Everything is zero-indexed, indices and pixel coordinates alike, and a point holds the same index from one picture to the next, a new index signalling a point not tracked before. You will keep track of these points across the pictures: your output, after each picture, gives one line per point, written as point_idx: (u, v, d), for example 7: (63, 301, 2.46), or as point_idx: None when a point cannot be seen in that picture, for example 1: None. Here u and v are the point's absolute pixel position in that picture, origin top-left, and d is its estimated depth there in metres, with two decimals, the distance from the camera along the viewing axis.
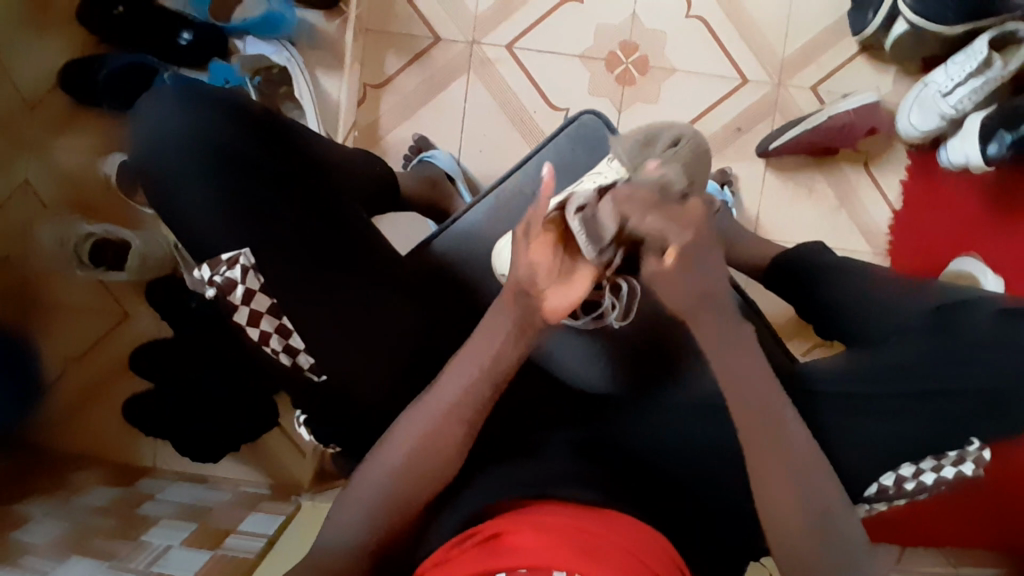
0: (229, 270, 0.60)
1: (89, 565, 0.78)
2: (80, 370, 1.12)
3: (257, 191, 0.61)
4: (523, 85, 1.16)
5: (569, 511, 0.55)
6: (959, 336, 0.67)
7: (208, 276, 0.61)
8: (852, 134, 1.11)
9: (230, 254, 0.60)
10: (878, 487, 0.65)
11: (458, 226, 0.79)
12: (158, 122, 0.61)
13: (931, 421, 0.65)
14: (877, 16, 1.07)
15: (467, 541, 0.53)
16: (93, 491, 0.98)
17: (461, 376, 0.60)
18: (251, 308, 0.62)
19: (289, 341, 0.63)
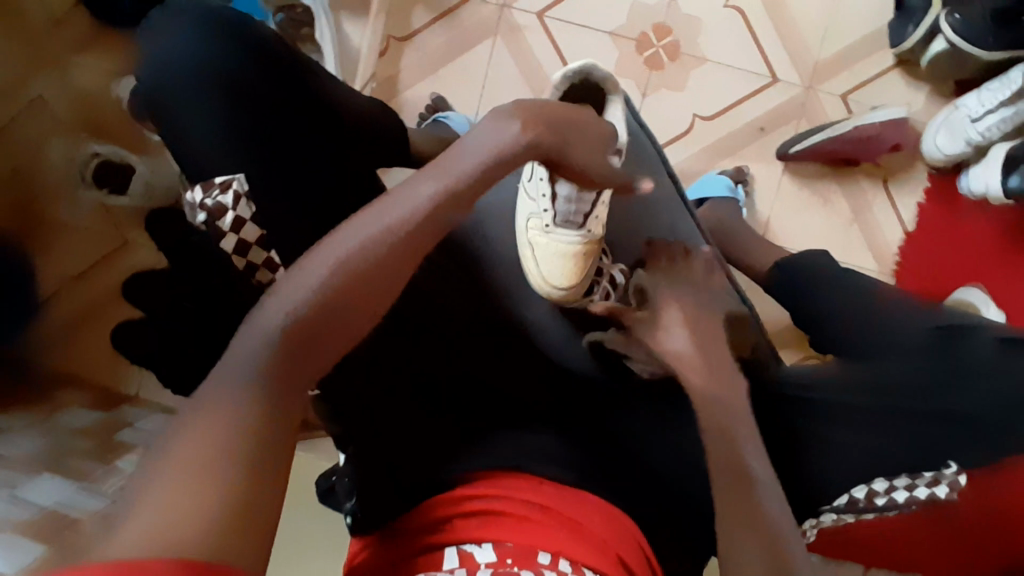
0: (221, 194, 0.60)
1: (60, 485, 0.81)
2: (74, 292, 1.12)
3: (261, 122, 0.61)
4: (549, 57, 1.13)
5: (544, 489, 0.57)
6: (954, 362, 0.66)
7: (199, 200, 0.61)
8: (874, 148, 1.09)
9: (224, 178, 0.60)
10: (848, 498, 0.66)
11: None
12: (176, 43, 0.59)
13: (913, 439, 0.65)
14: (917, 30, 1.05)
15: (447, 505, 0.55)
16: (75, 412, 0.99)
17: (358, 234, 0.47)
18: (240, 236, 0.62)
19: (275, 275, 0.63)
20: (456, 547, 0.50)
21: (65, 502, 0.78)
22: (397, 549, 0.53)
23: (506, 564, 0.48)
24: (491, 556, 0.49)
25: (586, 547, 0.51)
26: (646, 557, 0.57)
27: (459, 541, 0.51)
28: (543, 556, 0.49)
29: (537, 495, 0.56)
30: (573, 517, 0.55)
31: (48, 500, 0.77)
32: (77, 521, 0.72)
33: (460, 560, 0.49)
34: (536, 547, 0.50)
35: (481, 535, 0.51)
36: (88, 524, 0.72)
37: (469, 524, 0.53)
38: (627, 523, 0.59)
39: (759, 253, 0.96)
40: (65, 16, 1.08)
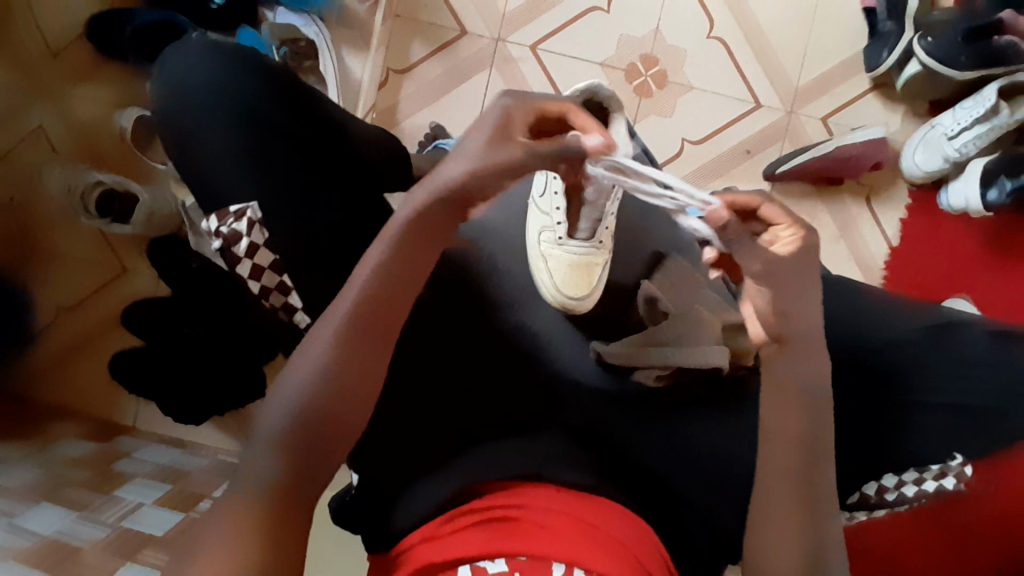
0: (235, 222, 0.63)
1: (58, 514, 0.79)
2: (68, 325, 1.11)
3: (266, 144, 0.64)
4: (543, 85, 1.18)
5: (561, 497, 0.57)
6: (950, 356, 0.68)
7: (214, 228, 0.63)
8: (858, 167, 1.13)
9: (238, 207, 0.63)
10: (859, 494, 0.69)
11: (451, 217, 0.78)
12: (186, 76, 0.64)
13: (916, 435, 0.67)
14: (891, 54, 1.12)
15: (463, 518, 0.55)
16: (70, 443, 0.97)
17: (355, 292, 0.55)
18: (254, 262, 0.64)
19: (288, 298, 0.65)
20: (468, 564, 0.51)
21: (65, 531, 0.75)
22: (412, 563, 0.54)
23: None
24: (501, 569, 0.49)
25: (603, 556, 0.51)
26: (667, 561, 0.57)
27: (473, 555, 0.51)
28: (557, 568, 0.49)
29: (553, 505, 0.56)
30: (592, 523, 0.55)
31: (48, 529, 0.75)
32: (78, 551, 0.71)
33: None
34: (549, 559, 0.50)
35: (495, 550, 0.51)
36: (87, 554, 0.70)
37: (478, 534, 0.53)
38: (649, 533, 0.58)
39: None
40: (65, 49, 1.10)
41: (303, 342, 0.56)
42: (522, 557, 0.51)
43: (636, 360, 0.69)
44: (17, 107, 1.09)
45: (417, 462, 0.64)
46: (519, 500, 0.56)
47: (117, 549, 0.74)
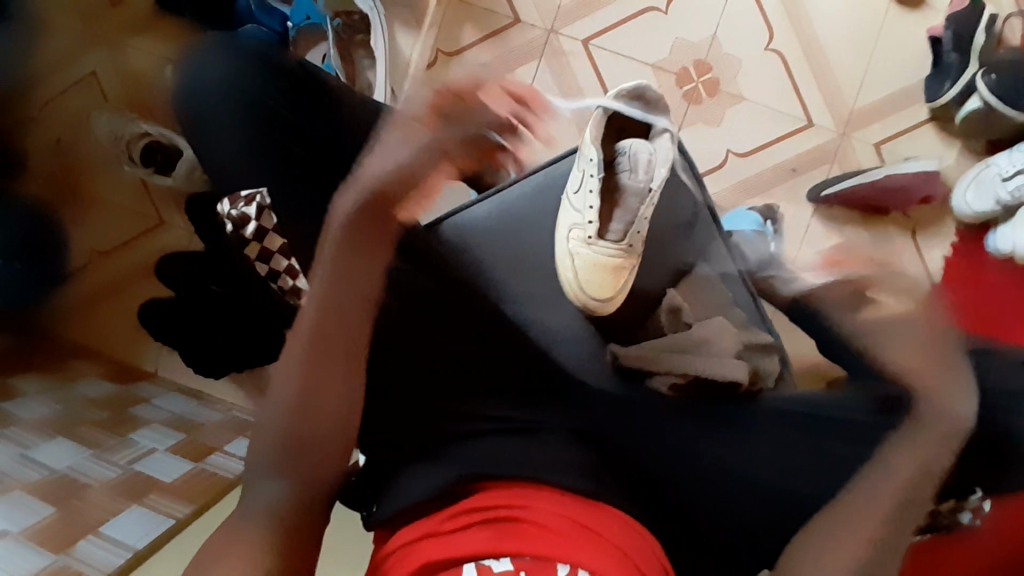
0: (245, 206, 0.76)
1: (72, 449, 0.82)
2: (102, 269, 1.16)
3: (268, 133, 0.70)
4: (590, 81, 1.16)
5: (564, 500, 0.56)
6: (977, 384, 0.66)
7: (230, 209, 0.80)
8: (904, 199, 1.11)
9: (249, 194, 0.75)
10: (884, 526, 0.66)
11: (466, 214, 0.78)
12: (205, 66, 0.71)
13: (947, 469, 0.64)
14: (954, 86, 1.08)
15: (465, 514, 0.55)
16: (90, 382, 1.01)
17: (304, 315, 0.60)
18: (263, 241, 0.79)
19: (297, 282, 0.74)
20: (472, 563, 0.50)
21: (76, 467, 0.78)
22: (414, 555, 0.53)
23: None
24: (506, 569, 0.49)
25: (604, 563, 0.50)
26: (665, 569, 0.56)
27: (476, 552, 0.51)
28: (561, 569, 0.49)
29: (555, 507, 0.55)
30: (591, 527, 0.54)
31: (60, 463, 0.78)
32: (84, 488, 0.74)
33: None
34: (553, 561, 0.50)
35: (500, 549, 0.51)
36: (92, 496, 0.73)
37: (481, 534, 0.52)
38: (647, 538, 0.57)
39: (786, 284, 0.95)
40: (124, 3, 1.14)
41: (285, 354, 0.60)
42: (524, 557, 0.50)
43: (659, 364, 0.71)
44: (75, 52, 1.12)
45: (421, 444, 0.64)
46: (521, 500, 0.56)
47: (121, 490, 0.77)
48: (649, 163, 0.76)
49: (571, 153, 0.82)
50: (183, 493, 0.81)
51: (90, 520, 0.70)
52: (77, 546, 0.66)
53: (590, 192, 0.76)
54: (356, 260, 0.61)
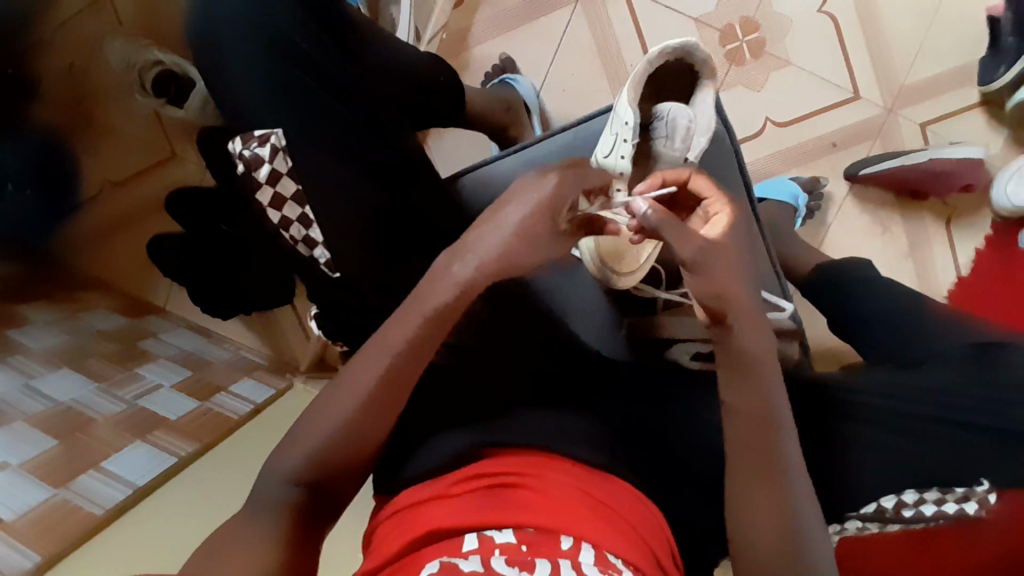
0: (258, 147, 0.67)
1: (78, 382, 0.81)
2: (116, 199, 1.12)
3: (287, 66, 0.64)
4: (628, 32, 1.10)
5: (571, 472, 0.54)
6: (995, 373, 0.60)
7: (240, 151, 0.68)
8: (946, 185, 1.04)
9: (264, 131, 0.66)
10: (875, 507, 0.63)
11: (486, 169, 0.78)
12: None
13: (953, 453, 0.60)
14: (1009, 72, 1.00)
15: (469, 483, 0.53)
16: (100, 314, 1.01)
17: (399, 330, 0.55)
18: (275, 190, 0.69)
19: (308, 232, 0.70)
20: (473, 532, 0.47)
21: (80, 400, 0.78)
22: (413, 518, 0.51)
23: (520, 550, 0.44)
24: (508, 541, 0.45)
25: (612, 539, 0.47)
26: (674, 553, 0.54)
27: (473, 521, 0.48)
28: (565, 540, 0.46)
29: (560, 478, 0.53)
30: (602, 502, 0.51)
31: (66, 396, 0.78)
32: (90, 421, 0.75)
33: (480, 548, 0.45)
34: (557, 532, 0.46)
35: (502, 520, 0.47)
36: (97, 430, 0.74)
37: (481, 502, 0.50)
38: (649, 505, 0.56)
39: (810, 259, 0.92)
40: None
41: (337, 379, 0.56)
42: (527, 528, 0.47)
43: (682, 334, 0.69)
44: None
45: (425, 408, 0.63)
46: (530, 471, 0.53)
47: (126, 426, 0.77)
48: (689, 129, 0.67)
49: (606, 112, 0.77)
50: (186, 434, 0.81)
51: (94, 454, 0.70)
52: (77, 480, 0.66)
53: (622, 160, 0.68)
54: (425, 327, 0.55)
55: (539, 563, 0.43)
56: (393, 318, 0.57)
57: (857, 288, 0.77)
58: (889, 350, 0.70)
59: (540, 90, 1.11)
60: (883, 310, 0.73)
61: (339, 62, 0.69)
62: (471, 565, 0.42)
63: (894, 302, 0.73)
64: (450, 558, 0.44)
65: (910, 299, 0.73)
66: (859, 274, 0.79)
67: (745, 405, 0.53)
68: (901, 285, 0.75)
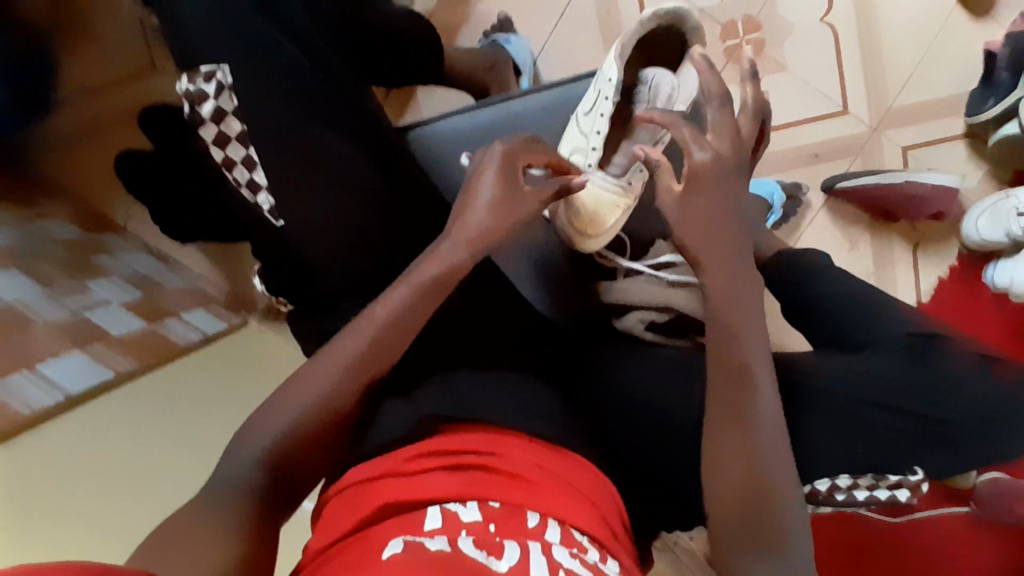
0: (204, 83, 0.61)
1: (24, 285, 0.79)
2: (90, 108, 1.09)
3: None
4: (631, 12, 1.09)
5: (527, 446, 0.54)
6: (934, 373, 0.65)
7: (185, 87, 0.63)
8: (919, 210, 1.06)
9: (209, 67, 0.61)
10: (812, 486, 0.70)
11: (448, 124, 0.76)
12: None
13: (888, 445, 0.66)
14: (997, 106, 1.01)
15: (428, 458, 0.51)
16: (56, 224, 0.99)
17: (389, 302, 0.56)
18: (219, 129, 0.63)
19: (252, 176, 0.64)
20: (438, 506, 0.46)
21: (25, 302, 0.76)
22: (369, 493, 0.49)
23: (488, 529, 0.44)
24: (474, 519, 0.45)
25: (575, 514, 0.48)
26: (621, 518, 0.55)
27: (441, 496, 0.47)
28: (531, 517, 0.47)
29: (520, 453, 0.53)
30: (561, 479, 0.52)
31: (10, 296, 0.76)
32: (30, 325, 0.73)
33: (445, 527, 0.44)
34: (522, 508, 0.47)
35: (468, 495, 0.47)
36: (36, 334, 0.72)
37: (442, 477, 0.49)
38: (607, 486, 0.56)
39: None
40: None
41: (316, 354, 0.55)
42: (493, 502, 0.47)
43: (637, 300, 0.71)
44: None
45: None
46: (492, 447, 0.53)
47: (68, 335, 0.76)
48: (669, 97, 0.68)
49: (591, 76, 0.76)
50: (129, 352, 0.80)
51: (31, 356, 0.69)
52: (11, 378, 0.65)
53: (593, 152, 0.68)
54: (414, 300, 0.56)
55: (508, 544, 0.43)
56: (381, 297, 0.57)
57: (820, 275, 0.75)
58: (841, 342, 0.71)
59: (536, 59, 1.10)
60: (844, 304, 0.71)
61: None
62: (437, 544, 0.41)
63: (855, 294, 0.72)
64: (414, 537, 0.42)
65: (869, 293, 0.72)
66: (819, 264, 0.77)
67: (721, 386, 0.53)
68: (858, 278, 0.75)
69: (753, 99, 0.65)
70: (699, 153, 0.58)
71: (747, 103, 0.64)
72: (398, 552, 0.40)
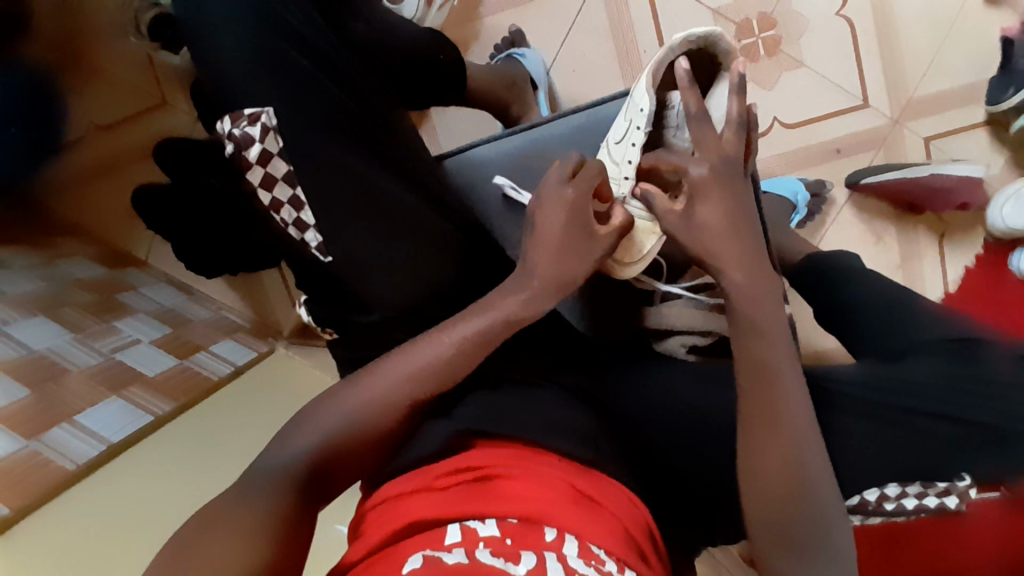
0: (248, 126, 0.58)
1: (53, 331, 0.79)
2: (103, 143, 1.09)
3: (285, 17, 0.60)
4: (644, 16, 1.07)
5: (555, 463, 0.51)
6: (975, 373, 0.62)
7: (227, 129, 0.60)
8: (944, 202, 1.04)
9: (254, 110, 0.58)
10: (860, 500, 0.63)
11: (477, 151, 0.76)
12: None
13: (936, 446, 0.60)
14: (1018, 93, 0.99)
15: (457, 475, 0.50)
16: (78, 263, 0.98)
17: (471, 322, 0.57)
18: (266, 171, 0.60)
19: (300, 215, 0.62)
20: (456, 523, 0.44)
21: (56, 350, 0.76)
22: (395, 513, 0.47)
23: (504, 544, 0.42)
24: (492, 534, 0.43)
25: (601, 534, 0.45)
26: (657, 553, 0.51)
27: (462, 513, 0.45)
28: (549, 532, 0.44)
29: (545, 468, 0.50)
30: (590, 495, 0.49)
31: (41, 344, 0.75)
32: (63, 373, 0.72)
33: (463, 541, 0.42)
34: (540, 522, 0.44)
35: (486, 510, 0.45)
36: (71, 382, 0.72)
37: (465, 494, 0.47)
38: (632, 498, 0.53)
39: (798, 246, 0.90)
40: None
41: (368, 366, 0.57)
42: (511, 519, 0.44)
43: (680, 325, 0.70)
44: None
45: None
46: (518, 462, 0.50)
47: (102, 381, 0.75)
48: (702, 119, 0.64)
49: (622, 96, 0.75)
50: (163, 391, 0.79)
51: (68, 406, 0.68)
52: (49, 433, 0.64)
53: (625, 181, 0.66)
54: (481, 331, 0.57)
55: (524, 555, 0.41)
56: (460, 324, 0.57)
57: (851, 282, 0.74)
58: (875, 345, 0.68)
59: (549, 69, 1.09)
60: (881, 310, 0.70)
61: (348, 21, 0.66)
62: (454, 558, 0.40)
63: (890, 299, 0.70)
64: (433, 552, 0.41)
65: (901, 299, 0.70)
66: (848, 273, 0.75)
67: (758, 395, 0.51)
68: (894, 284, 0.73)
69: (742, 109, 0.58)
70: (696, 168, 0.56)
71: (739, 113, 0.58)
72: (417, 568, 0.39)
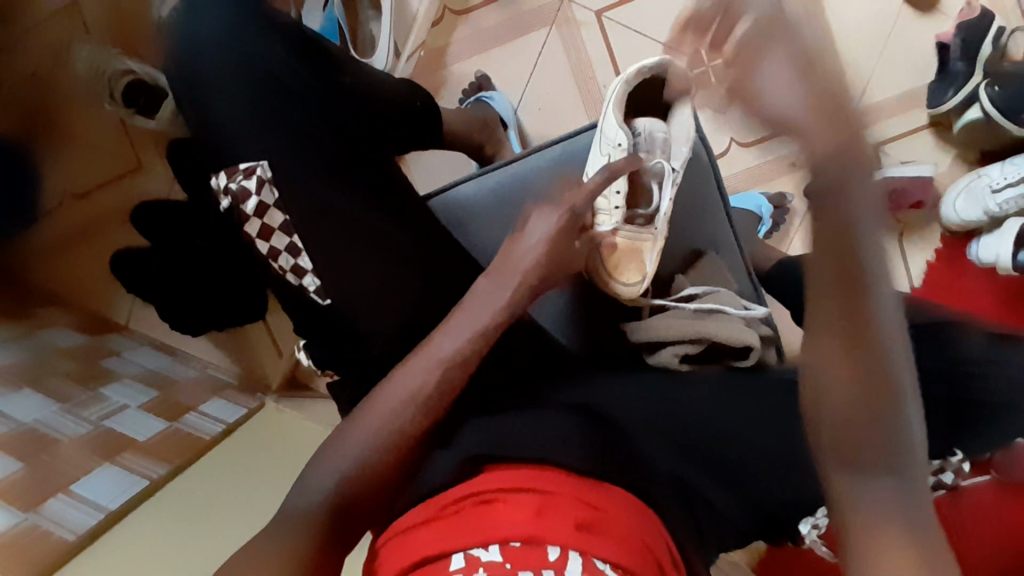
0: (245, 179, 0.64)
1: (41, 403, 0.78)
2: (80, 210, 1.09)
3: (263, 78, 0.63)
4: (600, 54, 1.13)
5: (563, 481, 0.51)
6: (953, 359, 0.65)
7: (224, 184, 0.65)
8: (898, 201, 1.10)
9: (249, 164, 0.64)
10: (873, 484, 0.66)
11: (460, 189, 0.79)
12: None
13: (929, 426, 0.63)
14: (956, 95, 1.06)
15: (460, 503, 0.50)
16: (59, 332, 0.97)
17: (453, 337, 0.58)
18: (263, 221, 0.64)
19: (297, 260, 0.65)
20: (460, 552, 0.45)
21: (45, 421, 0.75)
22: (401, 547, 0.48)
23: (505, 568, 0.44)
24: (493, 559, 0.44)
25: (603, 553, 0.46)
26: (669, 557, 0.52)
27: (468, 541, 0.46)
28: (551, 553, 0.45)
29: (550, 487, 0.50)
30: (593, 511, 0.49)
31: (30, 417, 0.74)
32: (54, 444, 0.71)
33: (465, 566, 0.45)
34: (541, 544, 0.45)
35: (488, 537, 0.46)
36: (63, 453, 0.71)
37: (467, 523, 0.48)
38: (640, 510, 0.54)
39: (768, 253, 0.94)
40: None
41: (369, 394, 0.56)
42: (513, 543, 0.45)
43: (670, 335, 0.70)
44: None
45: None
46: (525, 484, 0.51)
47: (93, 449, 0.74)
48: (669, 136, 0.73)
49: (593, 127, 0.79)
50: (157, 454, 0.78)
51: (63, 477, 0.67)
52: (46, 506, 0.63)
53: (615, 209, 0.71)
54: (468, 349, 0.57)
55: None
56: (447, 339, 0.58)
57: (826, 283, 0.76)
58: None
59: (517, 109, 1.14)
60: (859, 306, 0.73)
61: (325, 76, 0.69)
62: None
63: None
64: None
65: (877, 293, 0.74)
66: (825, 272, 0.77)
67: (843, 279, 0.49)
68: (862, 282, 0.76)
69: None
70: None
71: None
72: None
